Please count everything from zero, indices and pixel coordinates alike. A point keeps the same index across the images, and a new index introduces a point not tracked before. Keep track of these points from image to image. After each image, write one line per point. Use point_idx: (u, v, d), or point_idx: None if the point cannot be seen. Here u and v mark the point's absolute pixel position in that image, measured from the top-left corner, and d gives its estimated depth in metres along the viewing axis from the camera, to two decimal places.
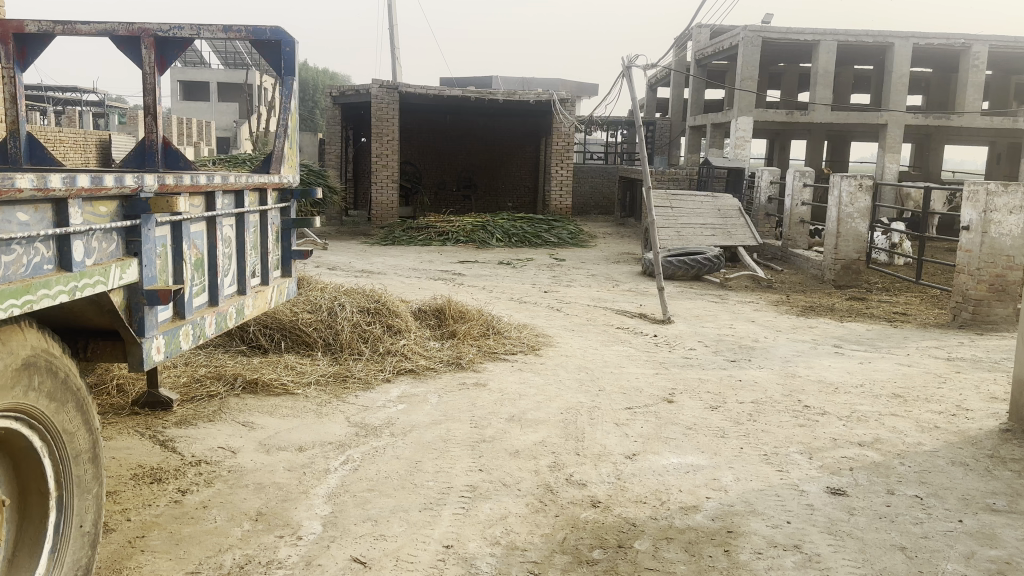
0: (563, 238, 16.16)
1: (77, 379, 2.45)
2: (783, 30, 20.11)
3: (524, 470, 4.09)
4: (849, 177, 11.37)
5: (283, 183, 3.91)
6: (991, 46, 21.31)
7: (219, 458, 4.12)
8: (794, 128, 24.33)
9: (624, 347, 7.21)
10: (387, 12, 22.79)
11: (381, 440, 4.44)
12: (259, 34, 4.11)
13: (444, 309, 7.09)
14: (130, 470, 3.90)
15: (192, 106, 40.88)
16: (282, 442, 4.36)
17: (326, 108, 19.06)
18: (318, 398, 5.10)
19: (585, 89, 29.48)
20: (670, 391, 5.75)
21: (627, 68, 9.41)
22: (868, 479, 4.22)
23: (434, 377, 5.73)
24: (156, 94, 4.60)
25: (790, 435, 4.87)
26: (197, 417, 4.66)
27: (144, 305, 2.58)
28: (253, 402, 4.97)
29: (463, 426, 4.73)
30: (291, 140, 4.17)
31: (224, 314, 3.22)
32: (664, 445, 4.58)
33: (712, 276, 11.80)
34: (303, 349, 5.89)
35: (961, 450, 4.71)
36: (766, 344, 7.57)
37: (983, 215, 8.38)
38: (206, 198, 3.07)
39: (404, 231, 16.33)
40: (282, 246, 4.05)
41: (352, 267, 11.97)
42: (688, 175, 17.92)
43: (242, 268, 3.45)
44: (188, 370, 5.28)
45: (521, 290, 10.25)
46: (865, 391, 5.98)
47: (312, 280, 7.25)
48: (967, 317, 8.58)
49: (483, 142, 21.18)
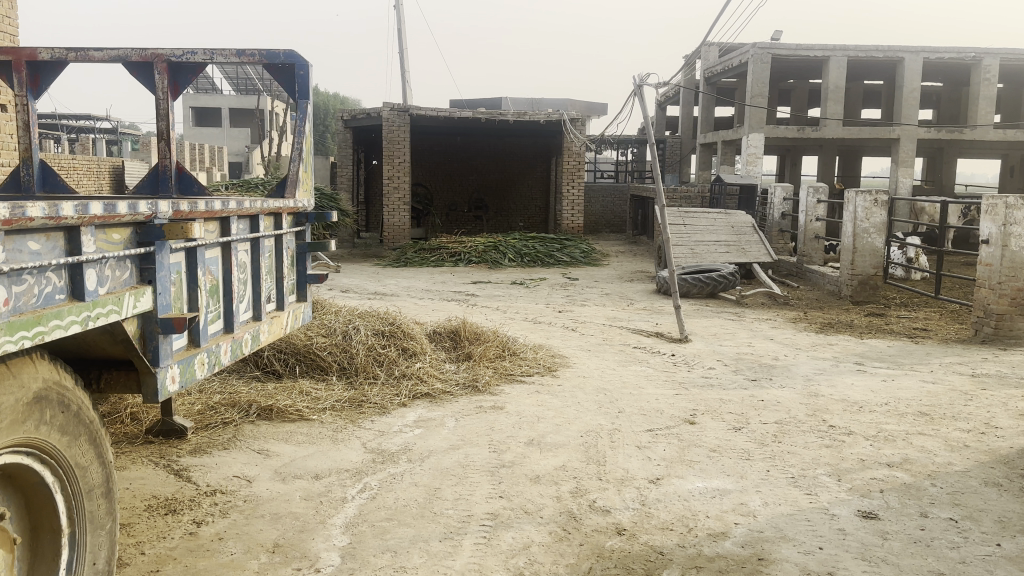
0: (576, 258, 16.09)
1: (91, 413, 2.39)
2: (793, 47, 20.06)
3: (546, 495, 4.00)
4: (864, 193, 11.27)
5: (298, 207, 3.86)
6: (1003, 59, 21.17)
7: (235, 487, 4.04)
8: (805, 144, 24.25)
9: (643, 367, 7.11)
10: (397, 36, 22.96)
11: (398, 466, 4.35)
12: (272, 58, 4.09)
13: (460, 331, 7.01)
14: (144, 501, 3.83)
15: (205, 132, 41.39)
16: (298, 470, 4.28)
17: (338, 132, 19.14)
18: (333, 424, 5.01)
19: (594, 108, 29.53)
20: (691, 412, 5.65)
21: (639, 87, 9.40)
22: (899, 501, 4.10)
23: (451, 401, 5.64)
24: (169, 119, 4.58)
25: (817, 457, 4.75)
26: (212, 446, 4.59)
27: (158, 334, 2.52)
28: (267, 429, 4.89)
29: (482, 450, 4.64)
30: (307, 163, 4.14)
31: (240, 341, 3.16)
32: (688, 469, 4.47)
33: (727, 293, 11.70)
34: (318, 374, 5.82)
35: (993, 469, 4.58)
36: (787, 362, 7.45)
37: (1003, 228, 8.26)
38: (221, 223, 3.02)
39: (416, 253, 16.30)
40: (298, 270, 4.00)
41: (364, 289, 11.94)
42: (700, 193, 17.84)
43: (257, 293, 3.39)
44: (202, 398, 5.22)
45: (535, 310, 10.18)
46: (891, 409, 5.85)
47: (325, 303, 7.21)
48: (989, 331, 8.43)
49: (494, 163, 21.21)
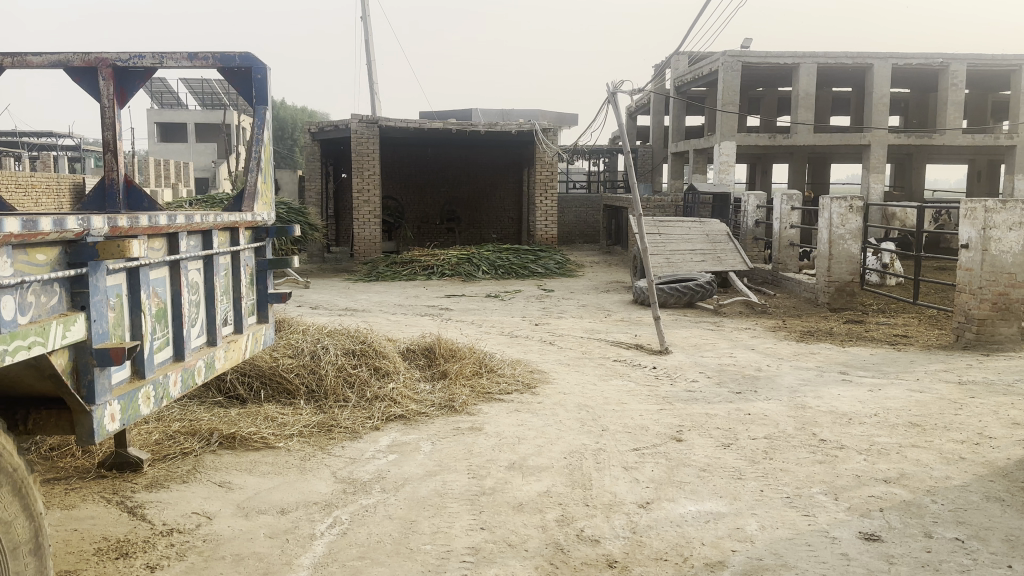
0: (550, 269, 15.90)
1: (14, 461, 2.11)
2: (763, 55, 20.10)
3: (530, 525, 3.73)
4: (839, 199, 11.17)
5: (256, 221, 3.60)
6: (969, 65, 21.38)
7: (194, 525, 3.73)
8: (776, 152, 24.38)
9: (624, 381, 6.88)
10: (366, 47, 22.71)
11: (371, 497, 4.06)
12: (227, 62, 3.90)
13: (434, 348, 6.73)
14: (94, 543, 3.51)
15: (171, 148, 40.78)
16: (261, 505, 3.97)
17: (305, 145, 18.73)
18: (301, 452, 4.71)
19: (565, 118, 29.45)
20: (678, 428, 5.43)
21: (613, 94, 9.22)
22: (902, 520, 3.89)
23: (426, 423, 5.35)
24: (115, 128, 4.37)
25: (811, 474, 4.54)
26: (170, 479, 4.28)
27: (93, 366, 2.25)
28: (230, 460, 4.58)
29: (461, 477, 4.36)
30: (266, 174, 3.91)
31: (193, 369, 2.88)
32: (678, 491, 4.24)
33: (705, 302, 11.54)
34: (285, 398, 5.50)
35: (992, 482, 4.40)
36: (770, 373, 7.27)
37: (983, 232, 8.15)
38: (168, 239, 2.77)
39: (388, 267, 16.00)
40: (258, 289, 3.72)
41: (335, 305, 11.61)
42: (673, 202, 17.75)
43: (212, 315, 3.11)
44: (161, 427, 4.90)
45: (512, 324, 9.93)
46: (881, 421, 5.67)
47: (292, 322, 6.88)
48: (971, 337, 8.34)
49: (465, 174, 20.97)
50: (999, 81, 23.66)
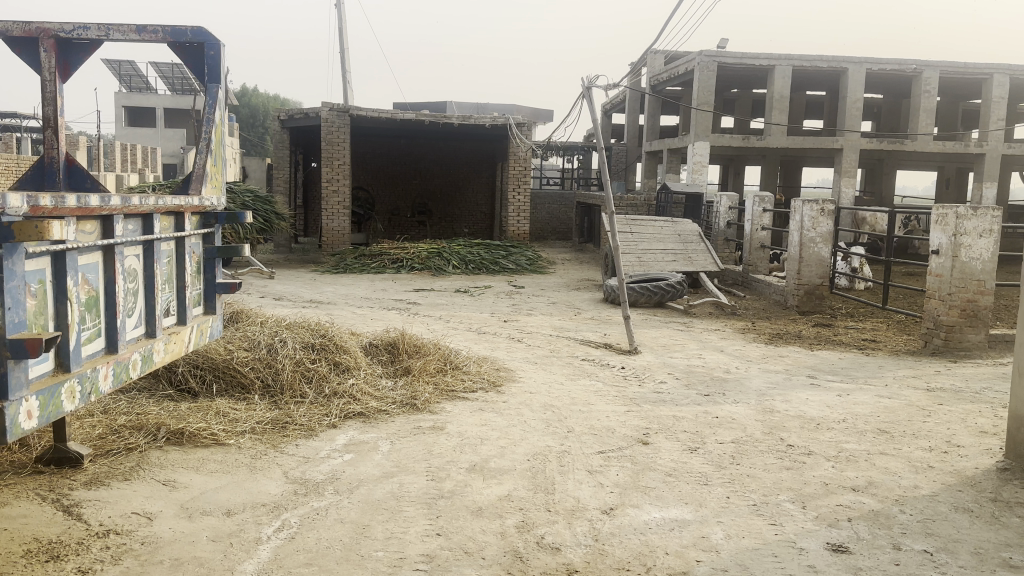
0: (521, 265, 15.74)
1: None
2: (738, 55, 20.08)
3: (488, 532, 3.57)
4: (810, 202, 11.14)
5: (204, 206, 3.44)
6: (942, 72, 21.55)
7: (133, 526, 3.52)
8: (749, 154, 24.48)
9: (592, 381, 6.75)
10: (340, 35, 22.38)
11: (322, 499, 3.88)
12: (179, 36, 3.76)
13: (398, 344, 6.55)
14: (22, 545, 3.29)
15: (138, 133, 39.98)
16: (206, 506, 3.77)
17: (275, 132, 18.37)
18: (252, 450, 4.50)
19: (540, 114, 29.32)
20: (644, 431, 5.30)
21: (588, 89, 9.08)
22: (870, 532, 3.79)
23: (386, 422, 5.16)
24: (57, 103, 4.25)
25: (779, 481, 4.44)
26: (112, 476, 4.06)
27: (7, 359, 2.13)
28: (176, 457, 4.36)
29: (418, 479, 4.19)
30: (217, 157, 3.77)
31: (126, 363, 2.75)
32: (643, 497, 4.11)
33: (675, 303, 11.46)
34: (238, 393, 5.29)
35: (962, 493, 4.33)
36: (739, 376, 7.19)
37: (953, 238, 8.13)
38: (102, 222, 2.62)
39: (356, 259, 15.76)
40: (205, 278, 3.57)
41: (300, 296, 11.37)
42: (646, 201, 17.69)
43: (151, 306, 2.97)
44: (105, 421, 4.67)
45: (480, 320, 9.78)
46: (849, 427, 5.59)
47: (250, 314, 6.66)
48: (939, 343, 8.35)
49: (438, 167, 20.76)
50: (970, 89, 23.95)
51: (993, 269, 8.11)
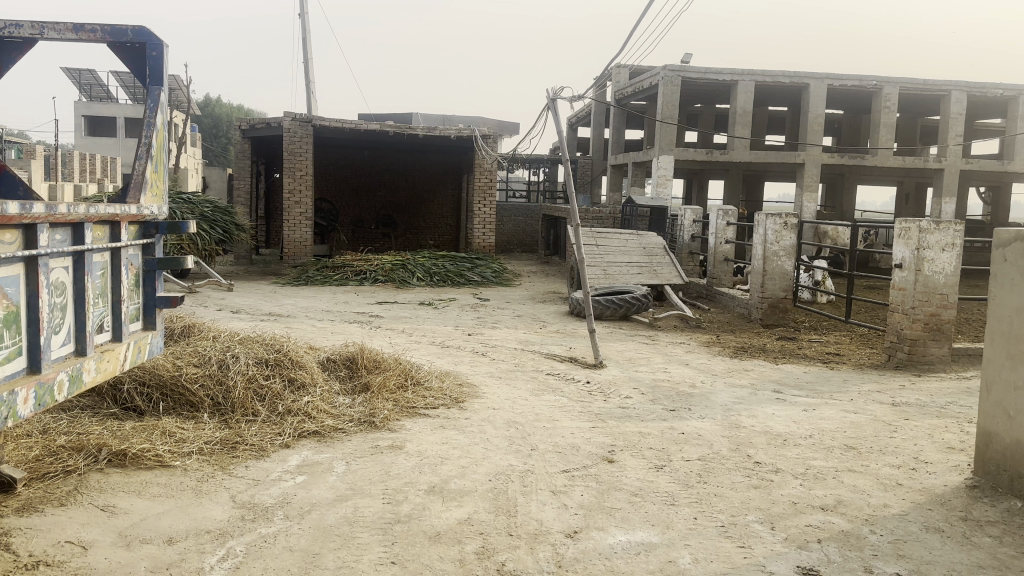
0: (486, 278, 15.60)
1: None
2: (702, 70, 20.20)
3: (446, 559, 3.40)
4: (774, 216, 11.15)
5: (143, 214, 3.27)
6: (901, 88, 21.91)
7: (65, 557, 3.28)
8: (713, 168, 24.71)
9: (556, 396, 6.61)
10: (303, 45, 22.14)
11: (271, 525, 3.67)
12: (118, 35, 3.57)
13: (357, 359, 6.35)
14: None
15: (97, 142, 39.13)
16: (147, 533, 3.55)
17: (235, 142, 18.02)
18: (198, 473, 4.28)
19: (506, 126, 29.30)
20: (610, 449, 5.17)
21: (553, 100, 8.98)
22: (840, 553, 3.69)
23: (342, 441, 4.96)
24: None
25: (746, 500, 4.33)
26: (46, 501, 3.80)
27: None
28: (118, 480, 4.12)
29: (374, 502, 4.00)
30: (158, 161, 3.59)
31: (49, 385, 2.57)
32: (608, 518, 3.97)
33: (641, 316, 11.39)
34: (186, 411, 5.05)
35: (931, 512, 4.25)
36: (704, 391, 7.10)
37: (916, 253, 8.14)
38: (24, 232, 2.44)
39: (319, 271, 15.46)
40: (144, 292, 3.39)
41: (258, 309, 11.07)
42: (612, 214, 17.67)
43: (81, 322, 2.80)
44: (43, 440, 4.40)
45: (443, 333, 9.59)
46: (816, 442, 5.52)
47: (201, 328, 6.40)
48: (902, 357, 8.37)
49: (403, 178, 20.57)
50: (929, 106, 24.43)
51: (955, 283, 8.13)
